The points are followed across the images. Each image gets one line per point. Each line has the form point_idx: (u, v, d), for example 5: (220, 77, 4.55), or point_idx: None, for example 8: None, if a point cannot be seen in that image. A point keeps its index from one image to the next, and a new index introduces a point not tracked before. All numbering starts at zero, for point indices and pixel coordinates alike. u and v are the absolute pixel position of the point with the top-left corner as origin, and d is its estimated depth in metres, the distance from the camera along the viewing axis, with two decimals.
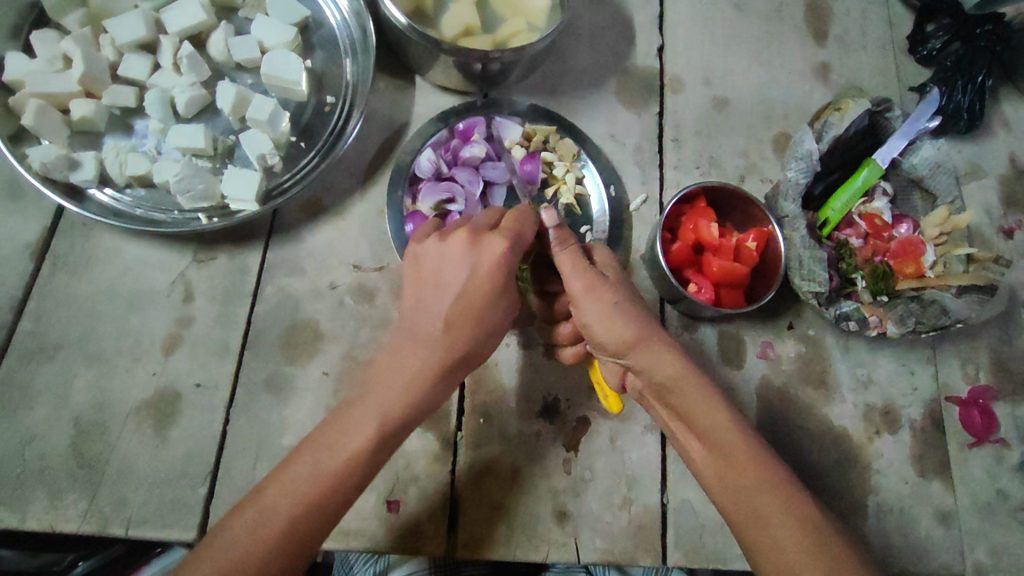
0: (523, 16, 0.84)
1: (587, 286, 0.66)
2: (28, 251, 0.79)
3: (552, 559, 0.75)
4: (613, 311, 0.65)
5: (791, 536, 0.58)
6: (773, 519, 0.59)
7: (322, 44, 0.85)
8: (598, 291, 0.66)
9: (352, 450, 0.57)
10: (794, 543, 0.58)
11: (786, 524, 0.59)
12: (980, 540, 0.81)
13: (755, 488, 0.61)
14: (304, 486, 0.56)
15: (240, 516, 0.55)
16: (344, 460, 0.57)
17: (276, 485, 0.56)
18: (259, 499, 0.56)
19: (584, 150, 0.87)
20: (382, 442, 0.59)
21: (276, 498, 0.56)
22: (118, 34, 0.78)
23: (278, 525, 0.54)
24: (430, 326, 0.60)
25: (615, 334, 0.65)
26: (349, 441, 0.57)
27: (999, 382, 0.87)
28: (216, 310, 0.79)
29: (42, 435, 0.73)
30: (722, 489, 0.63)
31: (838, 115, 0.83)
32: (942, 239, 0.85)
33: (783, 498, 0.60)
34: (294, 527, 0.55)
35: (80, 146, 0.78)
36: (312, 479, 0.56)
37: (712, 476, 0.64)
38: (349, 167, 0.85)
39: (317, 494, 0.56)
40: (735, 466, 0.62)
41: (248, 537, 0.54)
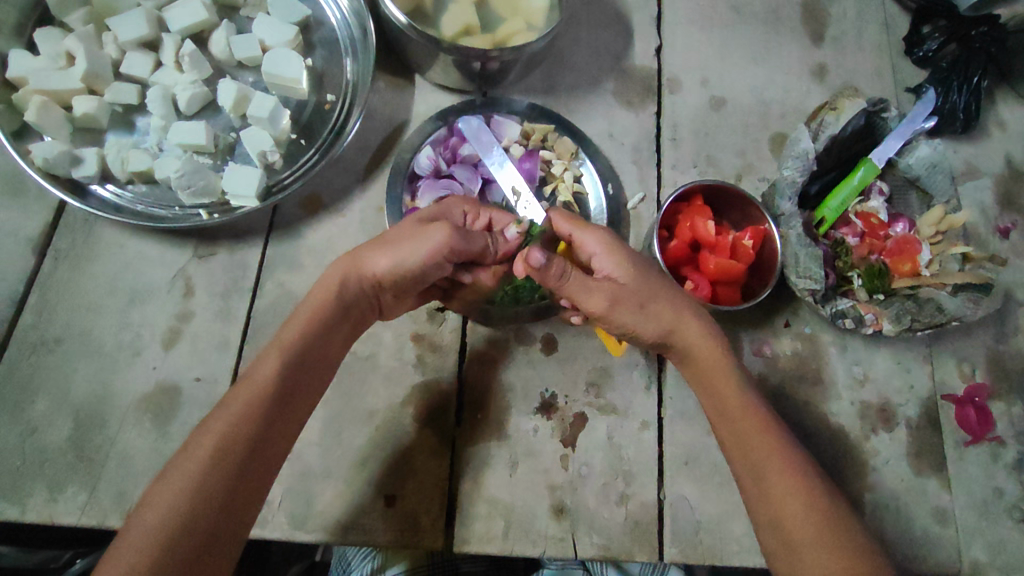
0: (522, 15, 0.85)
1: (611, 302, 0.64)
2: (30, 246, 0.80)
3: (549, 553, 0.75)
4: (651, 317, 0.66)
5: (800, 519, 0.59)
6: (780, 500, 0.61)
7: (322, 43, 0.86)
8: (620, 298, 0.65)
9: (266, 381, 0.58)
10: (802, 526, 0.59)
11: (795, 505, 0.60)
12: (976, 538, 0.82)
13: (767, 468, 0.62)
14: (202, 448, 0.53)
15: (180, 459, 0.53)
16: (255, 396, 0.57)
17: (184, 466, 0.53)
18: (194, 444, 0.54)
19: (582, 149, 0.87)
20: (295, 369, 0.60)
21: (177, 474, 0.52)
22: (121, 32, 0.78)
23: (211, 446, 0.53)
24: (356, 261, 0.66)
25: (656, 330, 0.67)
26: (259, 372, 0.58)
27: (995, 381, 0.88)
28: (216, 306, 0.79)
29: (43, 427, 0.73)
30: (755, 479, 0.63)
31: (833, 115, 0.85)
32: (937, 238, 0.85)
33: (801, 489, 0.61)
34: (219, 479, 0.52)
35: (83, 143, 0.79)
36: (235, 420, 0.55)
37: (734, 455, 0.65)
38: (349, 164, 0.85)
39: (234, 432, 0.55)
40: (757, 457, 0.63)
41: (192, 473, 0.52)
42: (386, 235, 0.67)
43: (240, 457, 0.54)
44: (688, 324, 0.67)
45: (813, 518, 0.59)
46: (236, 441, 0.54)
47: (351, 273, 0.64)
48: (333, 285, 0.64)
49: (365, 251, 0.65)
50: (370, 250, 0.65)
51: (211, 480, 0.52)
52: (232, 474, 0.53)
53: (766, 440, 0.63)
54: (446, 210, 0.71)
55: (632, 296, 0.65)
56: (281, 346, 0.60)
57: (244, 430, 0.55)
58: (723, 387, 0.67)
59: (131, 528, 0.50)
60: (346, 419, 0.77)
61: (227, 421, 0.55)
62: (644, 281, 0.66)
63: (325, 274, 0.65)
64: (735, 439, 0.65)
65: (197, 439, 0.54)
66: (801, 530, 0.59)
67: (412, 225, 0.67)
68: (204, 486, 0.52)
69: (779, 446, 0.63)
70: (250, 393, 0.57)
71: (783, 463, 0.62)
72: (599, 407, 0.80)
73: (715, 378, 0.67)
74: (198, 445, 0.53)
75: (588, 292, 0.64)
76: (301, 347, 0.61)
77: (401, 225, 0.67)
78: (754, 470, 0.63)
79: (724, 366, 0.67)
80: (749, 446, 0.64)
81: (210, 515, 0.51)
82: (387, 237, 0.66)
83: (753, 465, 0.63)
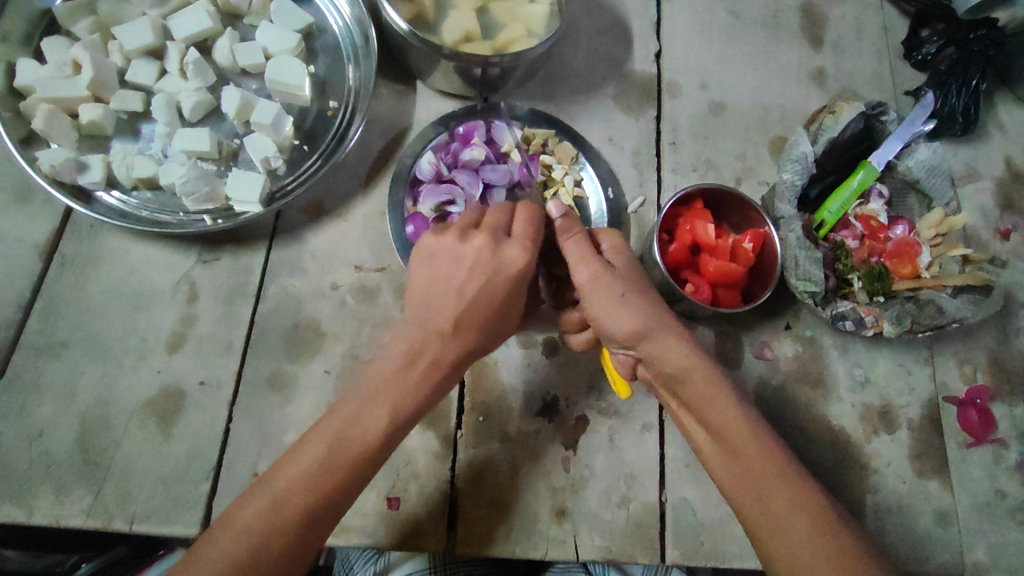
0: (523, 22, 0.86)
1: (593, 277, 0.66)
2: (37, 251, 0.81)
3: (552, 556, 0.75)
4: (623, 301, 0.65)
5: (798, 525, 0.60)
6: (781, 511, 0.61)
7: (324, 50, 0.87)
8: (604, 280, 0.65)
9: (357, 467, 0.57)
10: (803, 533, 0.59)
11: (796, 515, 0.60)
12: (979, 540, 0.81)
13: (766, 479, 0.62)
14: (292, 507, 0.54)
15: (253, 518, 0.54)
16: (350, 476, 0.56)
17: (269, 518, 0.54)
18: (283, 495, 0.54)
19: (583, 153, 0.88)
20: (391, 448, 0.60)
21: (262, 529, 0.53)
22: (127, 40, 0.80)
23: (287, 522, 0.54)
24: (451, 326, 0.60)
25: (636, 316, 0.65)
26: (354, 451, 0.57)
27: (997, 382, 0.88)
28: (219, 310, 0.80)
29: (50, 430, 0.74)
30: (747, 485, 0.62)
31: (832, 118, 0.85)
32: (938, 239, 0.86)
33: (793, 491, 0.61)
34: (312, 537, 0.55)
35: (88, 149, 0.80)
36: (314, 493, 0.55)
37: (722, 463, 0.64)
38: (351, 169, 0.86)
39: (317, 510, 0.55)
40: (747, 463, 0.63)
41: (284, 534, 0.54)
42: (485, 312, 0.61)
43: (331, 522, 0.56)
44: (669, 332, 0.65)
45: (811, 525, 0.60)
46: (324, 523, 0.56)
47: (462, 359, 0.62)
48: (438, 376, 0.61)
49: (467, 335, 0.61)
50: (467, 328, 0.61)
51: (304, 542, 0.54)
52: (307, 543, 0.55)
53: (753, 443, 0.63)
54: (528, 269, 0.63)
55: (614, 287, 0.65)
56: (383, 430, 0.58)
57: (331, 513, 0.56)
58: (711, 396, 0.65)
59: (205, 544, 0.53)
60: None
61: (325, 486, 0.55)
62: (633, 279, 0.67)
63: (427, 350, 0.60)
64: (730, 453, 0.64)
65: (270, 505, 0.54)
66: (802, 537, 0.59)
67: (514, 305, 0.64)
68: (281, 553, 0.53)
69: (774, 458, 0.63)
70: (348, 471, 0.56)
71: (781, 473, 0.62)
72: (601, 409, 0.80)
73: (710, 394, 0.65)
74: (289, 503, 0.54)
75: (578, 260, 0.67)
76: (402, 431, 0.60)
77: (502, 301, 0.62)
78: (753, 483, 0.62)
79: (717, 386, 0.65)
80: (746, 460, 0.63)
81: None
82: (492, 316, 0.62)
83: (750, 477, 0.62)
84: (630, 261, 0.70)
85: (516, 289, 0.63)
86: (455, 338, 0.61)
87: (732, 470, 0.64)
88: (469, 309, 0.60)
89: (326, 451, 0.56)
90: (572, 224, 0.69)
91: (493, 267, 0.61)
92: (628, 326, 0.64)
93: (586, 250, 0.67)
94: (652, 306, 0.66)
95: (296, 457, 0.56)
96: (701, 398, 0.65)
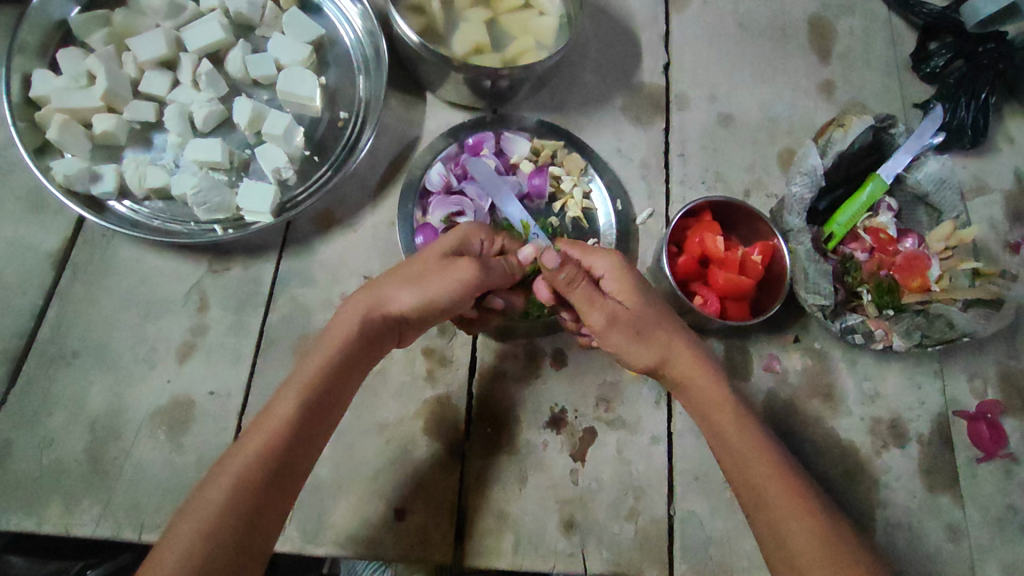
0: (533, 34, 0.87)
1: (609, 322, 0.65)
2: (49, 260, 0.81)
3: (559, 569, 0.75)
4: (639, 341, 0.65)
5: (802, 542, 0.59)
6: (784, 519, 0.60)
7: (335, 61, 0.88)
8: (617, 324, 0.65)
9: (279, 422, 0.57)
10: (805, 547, 0.59)
11: (799, 524, 0.60)
12: (990, 556, 0.81)
13: (771, 491, 0.62)
14: (226, 474, 0.55)
15: (200, 499, 0.54)
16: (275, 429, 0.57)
17: (208, 489, 0.54)
18: (224, 468, 0.56)
19: (592, 165, 0.88)
20: (316, 405, 0.60)
21: (204, 500, 0.53)
22: (141, 52, 0.81)
23: (228, 488, 0.54)
24: (381, 289, 0.65)
25: (653, 354, 0.66)
26: (279, 409, 0.58)
27: (1008, 397, 0.87)
28: (229, 320, 0.80)
29: (60, 439, 0.74)
30: (750, 491, 0.63)
31: (841, 132, 0.84)
32: (948, 252, 0.85)
33: (796, 498, 0.61)
34: (243, 503, 0.54)
35: (101, 159, 0.81)
36: (250, 463, 0.55)
37: (728, 469, 0.65)
38: (361, 180, 0.86)
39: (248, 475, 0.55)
40: (750, 469, 0.63)
41: (215, 501, 0.53)
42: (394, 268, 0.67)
43: (265, 482, 0.55)
44: (684, 361, 0.66)
45: (812, 532, 0.60)
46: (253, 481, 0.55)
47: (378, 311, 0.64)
48: (349, 326, 0.63)
49: (376, 287, 0.65)
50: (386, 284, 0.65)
51: (236, 503, 0.54)
52: (245, 513, 0.54)
53: (757, 450, 0.64)
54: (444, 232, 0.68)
55: (630, 331, 0.65)
56: (301, 380, 0.60)
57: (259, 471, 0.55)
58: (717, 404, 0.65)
59: (167, 535, 0.52)
60: (357, 432, 0.77)
61: (253, 447, 0.56)
62: (646, 310, 0.66)
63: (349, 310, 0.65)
64: (735, 458, 0.64)
65: (218, 476, 0.55)
66: (804, 546, 0.59)
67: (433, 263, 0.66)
68: (223, 520, 0.53)
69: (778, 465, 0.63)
70: (275, 425, 0.57)
71: (787, 488, 0.62)
72: (609, 422, 0.80)
73: (716, 403, 0.65)
74: (226, 470, 0.55)
75: (586, 307, 0.64)
76: (324, 391, 0.60)
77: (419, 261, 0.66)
78: (758, 495, 0.62)
79: (724, 397, 0.66)
80: (750, 467, 0.63)
81: (227, 549, 0.52)
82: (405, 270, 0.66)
83: (753, 488, 0.62)
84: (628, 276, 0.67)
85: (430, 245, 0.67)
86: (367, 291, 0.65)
87: (736, 477, 0.64)
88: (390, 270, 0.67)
89: (262, 419, 0.58)
90: (574, 272, 0.64)
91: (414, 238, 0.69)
92: (646, 362, 0.66)
93: (596, 297, 0.65)
94: (671, 334, 0.66)
95: (253, 427, 0.58)
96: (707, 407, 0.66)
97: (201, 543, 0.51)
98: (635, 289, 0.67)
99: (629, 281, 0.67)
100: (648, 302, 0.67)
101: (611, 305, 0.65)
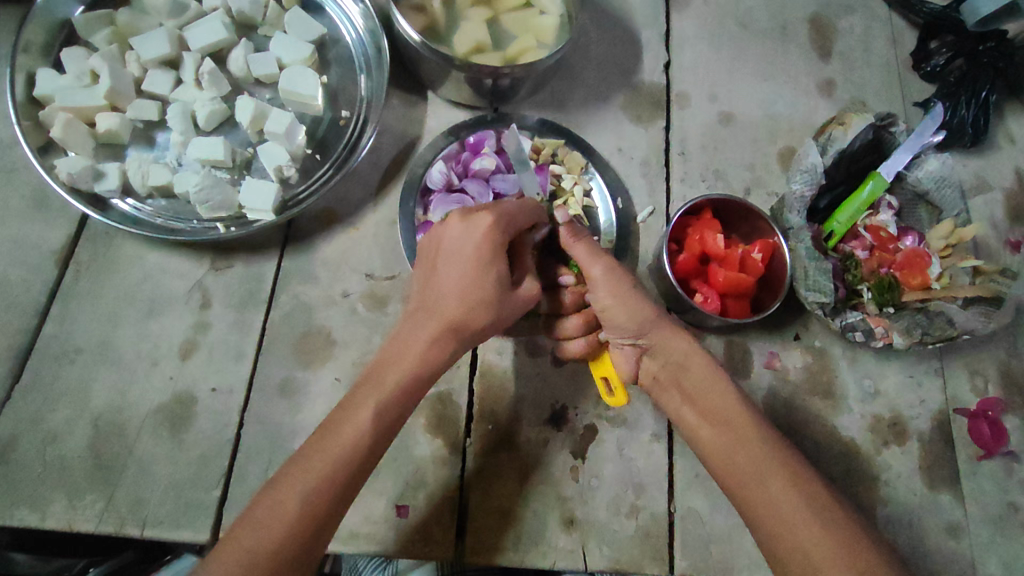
0: (534, 33, 0.87)
1: (608, 271, 0.72)
2: (53, 258, 0.82)
3: (560, 565, 0.75)
4: (633, 293, 0.71)
5: (802, 523, 0.59)
6: (784, 500, 0.61)
7: (337, 60, 0.88)
8: (615, 274, 0.72)
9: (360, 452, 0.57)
10: (807, 528, 0.59)
11: (798, 506, 0.60)
12: (990, 553, 0.81)
13: (768, 471, 0.62)
14: (290, 499, 0.54)
15: (253, 525, 0.53)
16: (342, 457, 0.56)
17: (263, 515, 0.54)
18: (282, 490, 0.55)
19: (592, 163, 0.88)
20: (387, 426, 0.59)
21: (262, 524, 0.53)
22: (144, 51, 0.81)
23: (293, 515, 0.54)
24: (450, 310, 0.62)
25: (644, 307, 0.71)
26: (344, 437, 0.57)
27: (1008, 395, 0.87)
28: (232, 317, 0.81)
29: (63, 436, 0.75)
30: (747, 470, 0.63)
31: (841, 129, 0.84)
32: (948, 250, 0.85)
33: (794, 480, 0.62)
34: (314, 529, 0.54)
35: (105, 157, 0.81)
36: (329, 485, 0.55)
37: (723, 451, 0.65)
38: (363, 179, 0.87)
39: (325, 500, 0.55)
40: (749, 452, 0.64)
41: (278, 529, 0.53)
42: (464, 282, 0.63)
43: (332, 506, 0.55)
44: (668, 329, 0.71)
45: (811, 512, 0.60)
46: (333, 503, 0.55)
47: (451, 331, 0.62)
48: (420, 352, 0.61)
49: (450, 310, 0.62)
50: (453, 302, 0.62)
51: (303, 530, 0.54)
52: (318, 534, 0.54)
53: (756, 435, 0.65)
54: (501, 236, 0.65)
55: (625, 279, 0.72)
56: (370, 405, 0.58)
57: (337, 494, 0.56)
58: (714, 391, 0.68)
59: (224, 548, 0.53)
60: None
61: (310, 473, 0.55)
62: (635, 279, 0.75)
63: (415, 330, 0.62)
64: (733, 442, 0.65)
65: (274, 500, 0.55)
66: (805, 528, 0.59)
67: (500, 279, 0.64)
68: (291, 544, 0.53)
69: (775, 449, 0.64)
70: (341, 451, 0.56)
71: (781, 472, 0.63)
72: (610, 419, 0.80)
73: (715, 390, 0.68)
74: (285, 497, 0.55)
75: (588, 258, 0.72)
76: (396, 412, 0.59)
77: (482, 271, 0.63)
78: (755, 480, 0.63)
79: (722, 384, 0.68)
80: (749, 449, 0.64)
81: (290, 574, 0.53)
82: (479, 280, 0.63)
83: (752, 470, 0.63)
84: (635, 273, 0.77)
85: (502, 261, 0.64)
86: (439, 309, 0.62)
87: (731, 457, 0.64)
88: (449, 281, 0.63)
89: (318, 442, 0.57)
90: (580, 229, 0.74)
91: (467, 241, 0.64)
92: (638, 313, 0.70)
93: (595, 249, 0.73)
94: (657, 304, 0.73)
95: (309, 448, 0.57)
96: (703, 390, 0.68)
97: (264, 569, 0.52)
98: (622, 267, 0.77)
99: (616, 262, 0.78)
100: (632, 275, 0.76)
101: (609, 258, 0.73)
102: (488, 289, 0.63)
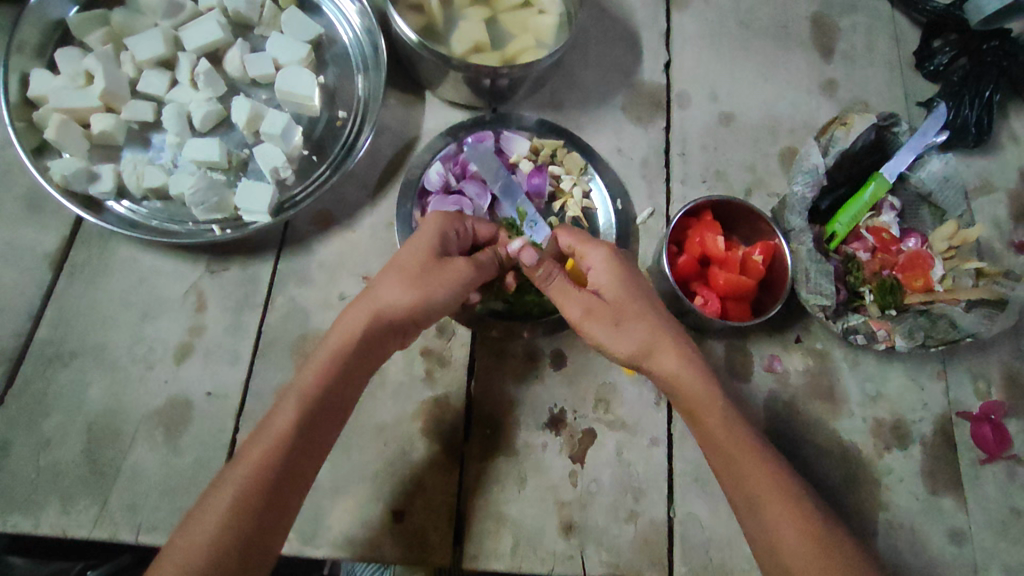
0: (532, 32, 0.86)
1: (584, 310, 0.66)
2: (47, 261, 0.81)
3: (558, 571, 0.74)
4: (611, 330, 0.64)
5: (794, 542, 0.59)
6: (774, 522, 0.60)
7: (334, 60, 0.87)
8: (591, 312, 0.65)
9: (285, 430, 0.58)
10: (797, 547, 0.59)
11: (790, 527, 0.60)
12: (993, 559, 0.80)
13: (761, 492, 0.61)
14: (231, 485, 0.55)
15: (202, 512, 0.54)
16: (275, 442, 0.57)
17: (209, 506, 0.55)
18: (226, 479, 0.56)
19: (592, 164, 0.88)
20: (317, 415, 0.60)
21: (206, 513, 0.54)
22: (139, 51, 0.80)
23: (229, 499, 0.54)
24: (377, 294, 0.64)
25: (630, 341, 0.64)
26: (277, 423, 0.58)
27: (1011, 398, 0.86)
28: (228, 320, 0.80)
29: (57, 440, 0.74)
30: (742, 490, 0.62)
31: (843, 130, 0.83)
32: (952, 252, 0.84)
33: (787, 499, 0.61)
34: (249, 512, 0.55)
35: (100, 159, 0.81)
36: (262, 466, 0.56)
37: (721, 471, 0.64)
38: (360, 180, 0.86)
39: (261, 479, 0.56)
40: (740, 472, 0.63)
41: (216, 515, 0.54)
42: (394, 266, 0.65)
43: (270, 491, 0.56)
44: (666, 348, 0.64)
45: (803, 531, 0.59)
46: (272, 481, 0.56)
47: (375, 316, 0.63)
48: (349, 333, 0.62)
49: (377, 292, 0.64)
50: (381, 286, 0.64)
51: (242, 513, 0.54)
52: (257, 516, 0.55)
53: (750, 455, 0.63)
54: (435, 228, 0.67)
55: (603, 316, 0.65)
56: (297, 396, 0.59)
57: (274, 474, 0.56)
58: (706, 415, 0.64)
59: (174, 543, 0.53)
60: (355, 433, 0.77)
61: (252, 462, 0.56)
62: (630, 303, 0.65)
63: (346, 318, 0.63)
64: (726, 463, 0.63)
65: (219, 489, 0.55)
66: (794, 547, 0.59)
67: (428, 264, 0.65)
68: (229, 528, 0.53)
69: (769, 467, 0.63)
70: (275, 437, 0.57)
71: (776, 489, 0.61)
72: (609, 423, 0.80)
73: (705, 412, 0.64)
74: (225, 485, 0.55)
75: (564, 298, 0.66)
76: (323, 400, 0.60)
77: (412, 257, 0.65)
78: (748, 492, 0.62)
79: (715, 404, 0.64)
80: (741, 470, 0.63)
81: (233, 562, 0.53)
82: (399, 268, 0.65)
83: (747, 490, 0.62)
84: (629, 282, 0.67)
85: (427, 243, 0.66)
86: (362, 300, 0.64)
87: (728, 479, 0.64)
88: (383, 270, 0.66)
89: (262, 431, 0.58)
90: (549, 267, 0.67)
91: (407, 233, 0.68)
92: (621, 352, 0.65)
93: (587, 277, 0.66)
94: (655, 330, 0.64)
95: (257, 434, 0.58)
96: (700, 410, 0.64)
97: (204, 556, 0.52)
98: (627, 287, 0.66)
99: (625, 279, 0.67)
100: (633, 294, 0.66)
101: (583, 297, 0.66)
102: (415, 273, 0.64)
